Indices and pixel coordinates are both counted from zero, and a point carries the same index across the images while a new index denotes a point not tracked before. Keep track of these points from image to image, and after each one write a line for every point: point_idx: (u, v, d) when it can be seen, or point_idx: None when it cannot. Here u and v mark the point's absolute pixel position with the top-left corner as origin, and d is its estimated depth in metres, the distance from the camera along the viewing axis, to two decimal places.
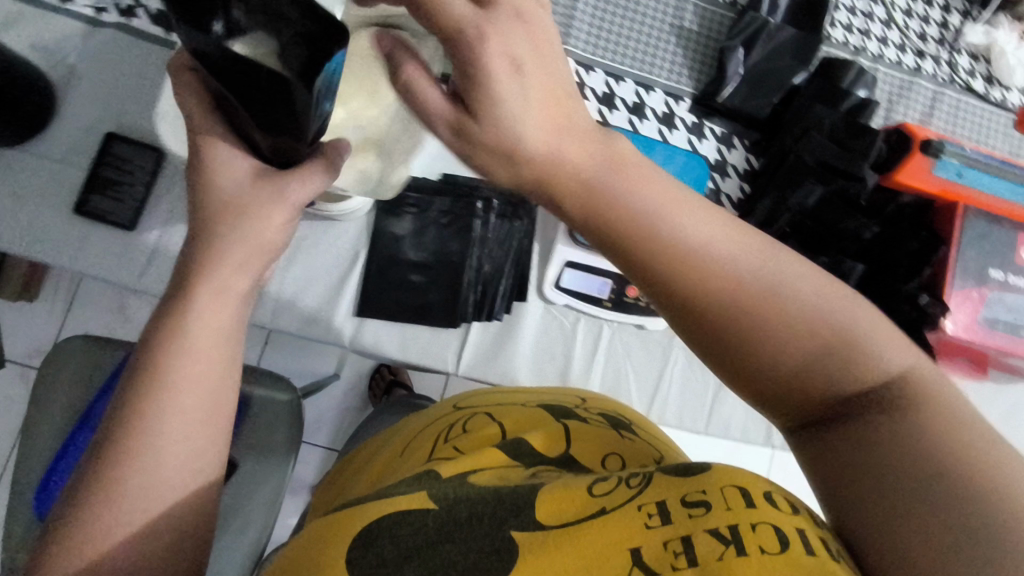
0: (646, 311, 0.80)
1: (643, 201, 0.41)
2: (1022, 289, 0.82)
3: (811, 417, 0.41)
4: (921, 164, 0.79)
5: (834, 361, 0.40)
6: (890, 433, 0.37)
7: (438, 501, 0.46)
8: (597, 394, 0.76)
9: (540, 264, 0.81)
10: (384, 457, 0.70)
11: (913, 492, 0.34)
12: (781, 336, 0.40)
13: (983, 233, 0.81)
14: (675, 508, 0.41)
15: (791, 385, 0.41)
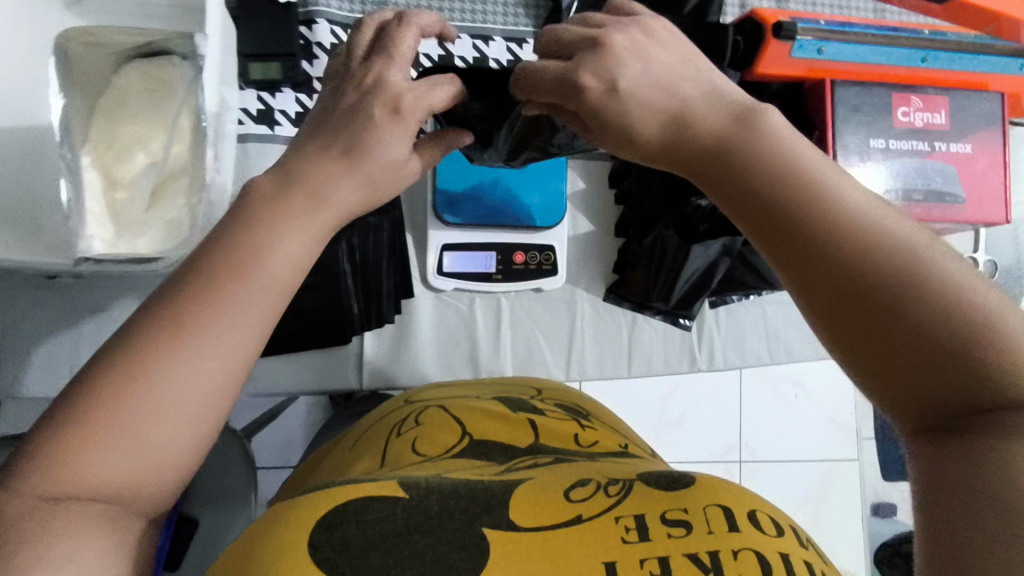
0: (538, 272, 0.77)
1: (800, 158, 0.33)
2: (906, 153, 0.78)
3: (929, 422, 0.30)
4: (778, 51, 0.73)
5: (977, 350, 0.28)
6: (995, 448, 0.27)
7: (409, 487, 0.41)
8: (550, 381, 0.75)
9: (419, 253, 0.77)
10: (333, 456, 0.64)
11: (992, 504, 0.26)
12: (913, 315, 0.29)
13: (854, 105, 0.77)
14: (653, 524, 0.40)
15: (917, 364, 0.29)
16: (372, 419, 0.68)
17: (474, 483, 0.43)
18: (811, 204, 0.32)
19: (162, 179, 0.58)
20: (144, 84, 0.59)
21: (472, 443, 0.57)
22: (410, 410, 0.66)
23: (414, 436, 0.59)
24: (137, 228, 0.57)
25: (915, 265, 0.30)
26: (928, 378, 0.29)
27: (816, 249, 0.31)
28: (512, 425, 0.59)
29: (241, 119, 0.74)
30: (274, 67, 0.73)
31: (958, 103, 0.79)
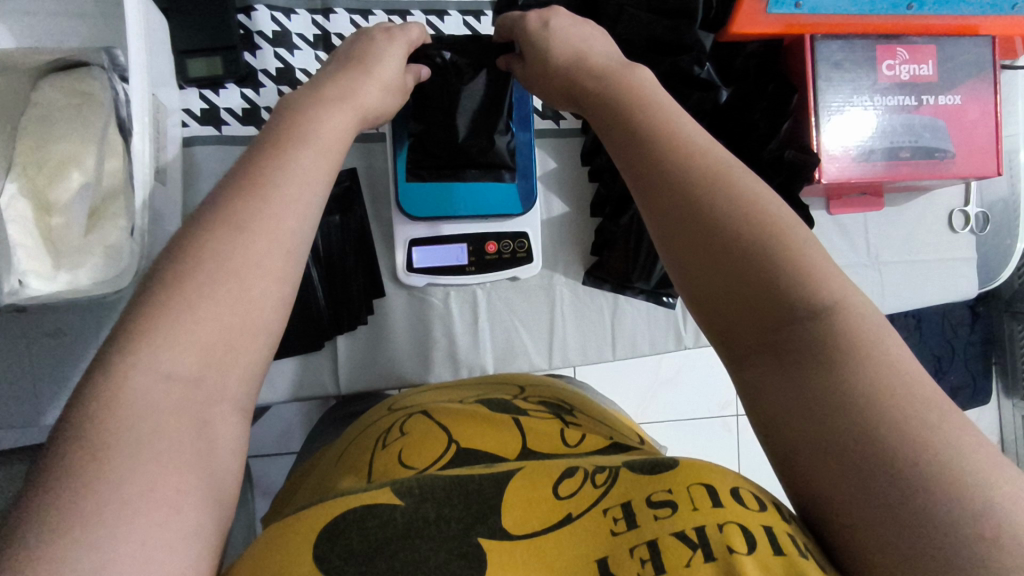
0: (513, 261, 0.74)
1: (656, 99, 0.41)
2: (893, 109, 0.74)
3: (749, 339, 0.32)
4: (752, 8, 0.69)
5: (775, 263, 0.32)
6: (806, 352, 0.30)
7: (405, 494, 0.38)
8: (534, 379, 0.73)
9: (387, 249, 0.74)
10: (317, 476, 0.61)
11: (817, 415, 0.28)
12: (727, 217, 0.34)
13: (837, 60, 0.72)
14: (640, 510, 0.36)
15: (730, 279, 0.33)
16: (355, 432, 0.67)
17: (461, 480, 0.39)
18: (663, 142, 0.37)
19: (100, 201, 0.55)
20: (67, 100, 0.55)
21: (458, 452, 0.55)
22: (391, 421, 0.64)
23: (399, 446, 0.57)
24: (76, 258, 0.54)
25: (734, 193, 0.34)
26: (742, 296, 0.32)
27: (658, 182, 0.36)
28: (498, 428, 0.58)
29: (185, 121, 0.70)
30: (217, 62, 0.69)
31: (946, 51, 0.75)
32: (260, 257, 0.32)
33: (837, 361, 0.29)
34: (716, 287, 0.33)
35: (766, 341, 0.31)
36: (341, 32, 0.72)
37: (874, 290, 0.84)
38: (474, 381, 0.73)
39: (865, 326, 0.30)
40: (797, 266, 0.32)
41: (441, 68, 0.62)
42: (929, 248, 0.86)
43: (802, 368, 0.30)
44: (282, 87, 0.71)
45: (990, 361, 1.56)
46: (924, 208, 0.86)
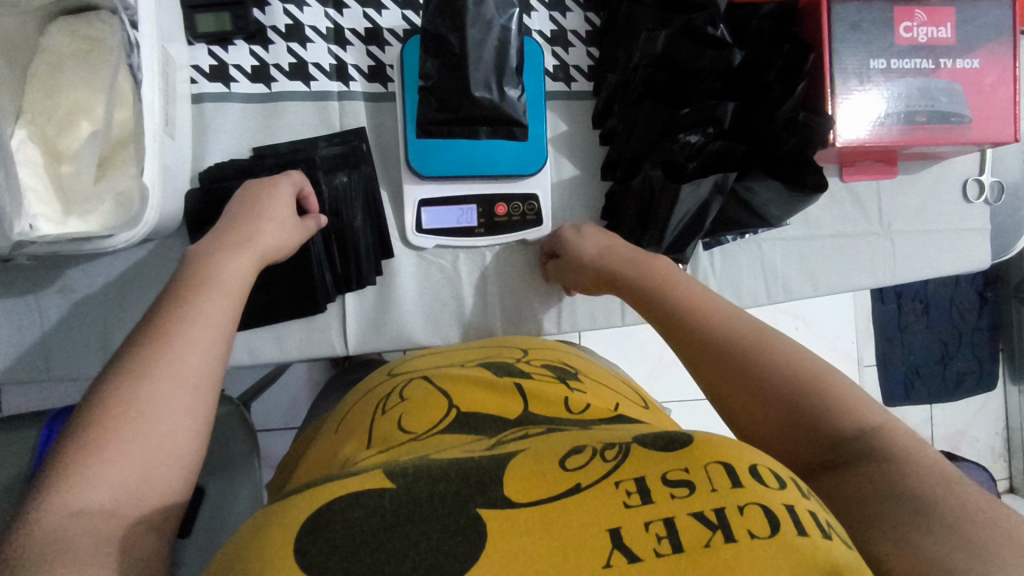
0: (523, 224, 0.73)
1: (685, 287, 0.55)
2: (910, 72, 0.73)
3: (810, 468, 0.41)
4: None
5: (821, 405, 0.42)
6: (850, 464, 0.38)
7: (397, 476, 0.36)
8: (542, 342, 0.73)
9: (395, 211, 0.73)
10: (319, 448, 0.61)
11: (874, 497, 0.35)
12: (766, 373, 0.44)
13: (853, 21, 0.71)
14: (655, 487, 0.35)
15: (780, 421, 0.42)
16: (355, 399, 0.67)
17: (462, 460, 0.38)
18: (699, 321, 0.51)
19: (109, 149, 0.55)
20: (75, 45, 0.55)
21: (458, 416, 0.55)
22: (390, 388, 0.63)
23: (398, 415, 0.56)
24: (87, 203, 0.54)
25: (765, 349, 0.46)
26: (795, 432, 0.42)
27: (703, 352, 0.49)
28: (499, 393, 0.58)
29: (193, 78, 0.69)
30: (225, 18, 0.68)
31: (965, 14, 0.73)
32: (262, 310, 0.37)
33: (873, 458, 0.37)
34: (769, 421, 0.43)
35: (822, 458, 0.40)
36: None
37: (885, 261, 0.83)
38: (472, 347, 0.72)
39: (901, 441, 0.38)
40: (830, 397, 0.42)
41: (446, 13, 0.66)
42: (941, 218, 0.85)
43: (852, 468, 0.38)
44: (291, 45, 0.71)
45: (996, 347, 1.54)
46: (938, 177, 0.85)
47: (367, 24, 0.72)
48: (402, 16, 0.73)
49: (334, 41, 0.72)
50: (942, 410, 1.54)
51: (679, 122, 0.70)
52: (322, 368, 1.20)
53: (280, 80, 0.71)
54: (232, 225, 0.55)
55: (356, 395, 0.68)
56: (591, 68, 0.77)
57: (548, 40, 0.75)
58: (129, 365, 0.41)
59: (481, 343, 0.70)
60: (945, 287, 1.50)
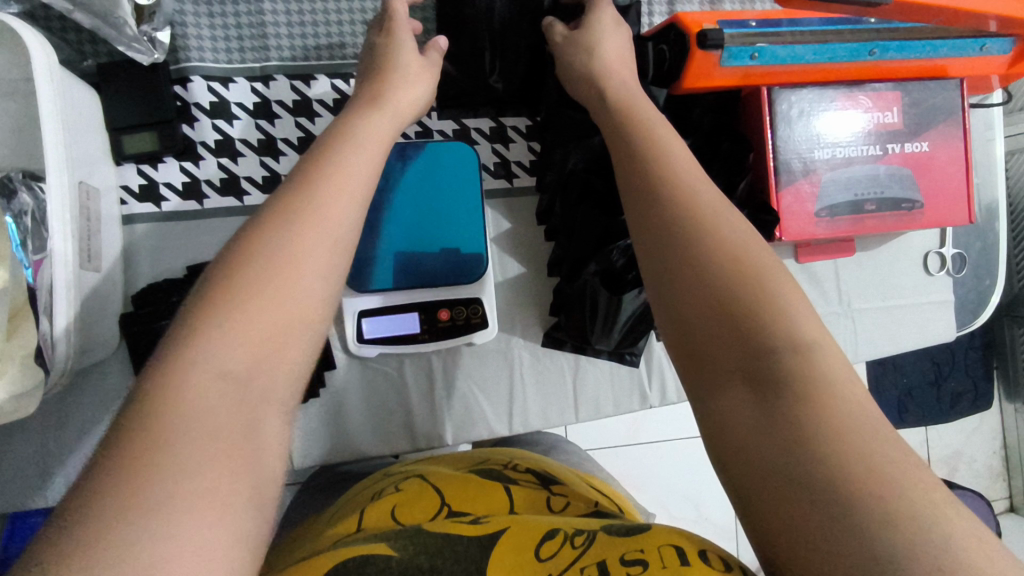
0: (467, 327, 0.71)
1: (705, 198, 0.41)
2: (855, 160, 0.71)
3: (732, 397, 0.35)
4: (704, 62, 0.66)
5: (774, 335, 0.35)
6: (790, 413, 0.32)
7: (399, 546, 0.46)
8: (521, 450, 0.75)
9: (337, 323, 0.72)
10: (301, 536, 0.61)
11: (801, 480, 0.30)
12: (721, 281, 0.37)
13: (795, 112, 0.70)
14: (615, 565, 0.43)
15: (724, 343, 0.36)
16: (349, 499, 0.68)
17: (455, 539, 0.48)
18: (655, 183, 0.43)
19: (16, 300, 0.52)
20: None
21: (450, 512, 0.56)
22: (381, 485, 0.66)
23: (393, 504, 0.58)
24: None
25: (722, 246, 0.39)
26: (741, 354, 0.35)
27: (651, 216, 0.41)
28: (486, 491, 0.60)
29: (122, 198, 0.68)
30: (154, 136, 0.67)
31: (911, 96, 0.72)
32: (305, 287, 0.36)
33: (809, 401, 0.32)
34: (695, 339, 0.37)
35: (752, 377, 0.34)
36: (282, 99, 0.70)
37: (847, 340, 0.82)
38: (469, 456, 0.73)
39: (862, 417, 0.32)
40: (776, 308, 0.36)
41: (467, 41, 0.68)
42: (904, 291, 0.83)
43: (783, 406, 0.32)
44: (222, 159, 0.69)
45: (990, 366, 1.52)
46: (898, 250, 0.83)
47: (300, 133, 0.71)
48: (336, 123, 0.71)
49: (267, 152, 0.70)
50: (937, 432, 1.51)
51: (616, 228, 0.68)
52: None
53: (212, 196, 0.69)
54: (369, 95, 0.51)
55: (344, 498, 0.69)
56: (533, 161, 0.76)
57: (487, 138, 0.74)
58: (231, 247, 0.37)
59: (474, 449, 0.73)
60: None
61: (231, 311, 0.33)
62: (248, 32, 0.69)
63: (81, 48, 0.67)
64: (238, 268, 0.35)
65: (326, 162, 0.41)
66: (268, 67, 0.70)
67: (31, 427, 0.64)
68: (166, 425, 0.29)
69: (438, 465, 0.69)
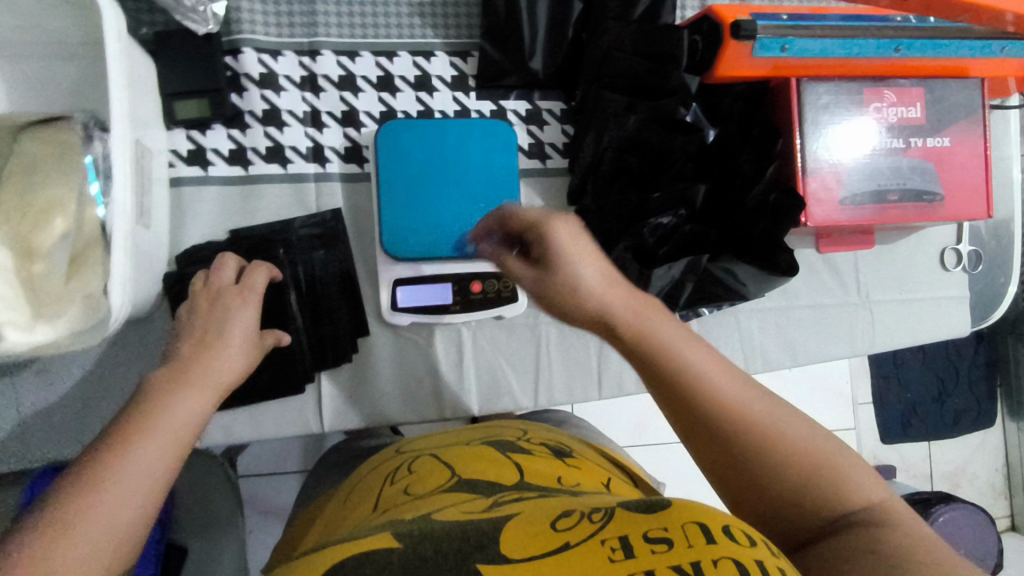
0: (498, 301, 0.74)
1: (687, 344, 0.47)
2: (880, 152, 0.73)
3: (802, 541, 0.42)
4: (737, 52, 0.69)
5: (798, 474, 0.43)
6: (857, 538, 0.39)
7: (404, 537, 0.42)
8: (534, 423, 0.76)
9: (371, 292, 0.74)
10: (328, 519, 0.66)
11: (878, 570, 0.36)
12: (749, 438, 0.44)
13: (822, 104, 0.72)
14: (636, 542, 0.40)
15: (773, 493, 0.43)
16: (365, 475, 0.71)
17: (466, 523, 0.44)
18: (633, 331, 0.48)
19: (80, 248, 0.56)
20: (48, 149, 0.57)
21: (461, 484, 0.57)
22: (398, 464, 0.68)
23: (406, 486, 0.60)
24: (58, 304, 0.55)
25: (716, 391, 0.45)
26: (793, 501, 0.42)
27: (650, 371, 0.47)
28: (498, 466, 0.60)
29: (171, 161, 0.70)
30: (204, 104, 0.69)
31: (934, 94, 0.74)
32: (176, 427, 0.46)
33: (859, 529, 0.40)
34: (751, 487, 0.44)
35: (817, 530, 0.42)
36: (328, 73, 0.72)
37: (864, 331, 0.84)
38: (477, 429, 0.74)
39: (898, 519, 0.40)
40: (784, 446, 0.43)
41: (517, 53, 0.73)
42: (920, 286, 0.85)
43: (844, 537, 0.40)
44: (268, 129, 0.72)
45: (994, 384, 1.53)
46: (915, 245, 0.85)
47: (344, 106, 0.73)
48: (379, 99, 0.74)
49: (312, 124, 0.73)
50: (940, 448, 1.52)
51: (650, 206, 0.70)
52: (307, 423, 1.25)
53: (257, 163, 0.72)
54: (218, 292, 0.60)
55: (364, 470, 0.73)
56: (566, 144, 0.78)
57: (522, 119, 0.76)
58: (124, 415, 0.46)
59: (477, 424, 0.73)
60: None
61: (138, 446, 0.43)
62: (299, 8, 0.72)
63: (139, 15, 0.70)
64: (140, 426, 0.44)
65: (215, 357, 0.53)
66: (315, 43, 0.72)
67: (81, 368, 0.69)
68: (91, 504, 0.39)
69: (450, 443, 0.70)
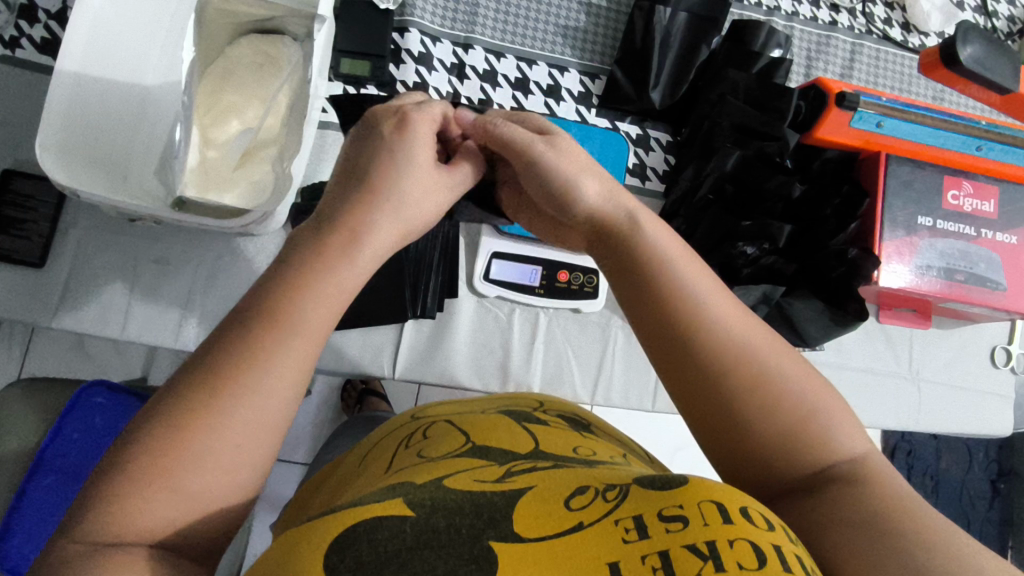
0: (580, 294, 0.80)
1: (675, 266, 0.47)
2: (954, 235, 0.80)
3: (782, 488, 0.42)
4: (838, 118, 0.77)
5: (784, 416, 0.42)
6: (844, 498, 0.39)
7: (418, 505, 0.38)
8: (552, 398, 0.72)
9: (468, 258, 0.80)
10: (340, 474, 0.62)
11: (870, 546, 0.36)
12: (734, 372, 0.43)
13: (907, 180, 0.79)
14: (652, 521, 0.36)
15: (760, 435, 0.42)
16: (377, 438, 0.67)
17: (479, 495, 0.40)
18: (638, 263, 0.47)
19: (255, 145, 0.65)
20: (254, 58, 0.67)
21: (473, 447, 0.54)
22: (414, 429, 0.64)
23: (418, 449, 0.57)
24: (240, 177, 0.64)
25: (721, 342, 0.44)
26: (777, 447, 0.42)
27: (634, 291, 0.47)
28: (512, 432, 0.56)
29: (325, 107, 0.79)
30: (362, 64, 0.78)
31: (1008, 195, 0.82)
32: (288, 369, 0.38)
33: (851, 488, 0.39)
34: (729, 430, 0.43)
35: (796, 483, 0.42)
36: (475, 65, 0.82)
37: (911, 406, 0.87)
38: (491, 399, 0.72)
39: (883, 476, 0.41)
40: (772, 384, 0.43)
41: (640, 96, 0.82)
42: (968, 378, 0.89)
43: (820, 494, 0.40)
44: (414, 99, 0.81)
45: (1006, 545, 1.45)
46: (968, 338, 0.90)
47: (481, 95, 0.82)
48: (513, 96, 0.83)
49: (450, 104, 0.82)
50: None
51: (739, 232, 0.79)
52: (330, 412, 1.29)
53: None
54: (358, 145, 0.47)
55: (375, 435, 0.69)
56: (665, 171, 0.86)
57: (632, 141, 0.86)
58: (258, 309, 0.39)
59: (500, 394, 0.71)
60: (957, 468, 1.46)
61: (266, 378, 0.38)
62: (464, 7, 0.83)
63: None
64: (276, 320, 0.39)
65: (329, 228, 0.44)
66: (470, 38, 0.83)
67: (198, 263, 0.76)
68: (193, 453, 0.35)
69: (466, 410, 0.67)
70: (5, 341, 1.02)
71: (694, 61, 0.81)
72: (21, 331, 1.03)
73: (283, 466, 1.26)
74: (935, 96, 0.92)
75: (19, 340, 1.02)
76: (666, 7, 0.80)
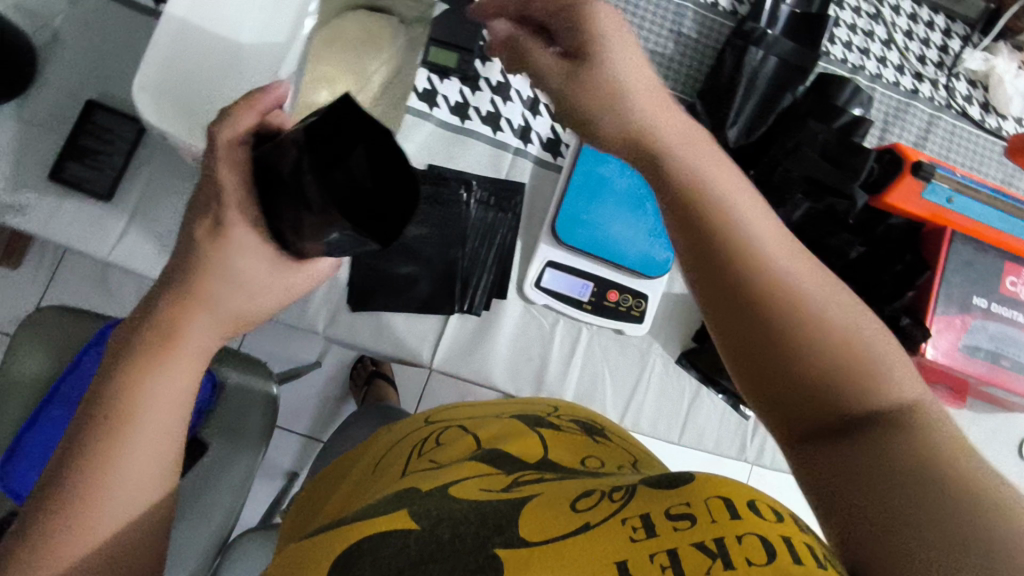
0: (626, 316, 0.80)
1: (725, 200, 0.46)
2: (1007, 319, 0.80)
3: (818, 433, 0.38)
4: (911, 187, 0.77)
5: (842, 360, 0.39)
6: (889, 448, 0.35)
7: (422, 517, 0.39)
8: (568, 403, 0.72)
9: (521, 263, 0.80)
10: (353, 476, 0.62)
11: (908, 489, 0.32)
12: (789, 301, 0.41)
13: (969, 260, 0.79)
14: (660, 521, 0.35)
15: (805, 378, 0.39)
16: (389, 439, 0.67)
17: (485, 504, 0.40)
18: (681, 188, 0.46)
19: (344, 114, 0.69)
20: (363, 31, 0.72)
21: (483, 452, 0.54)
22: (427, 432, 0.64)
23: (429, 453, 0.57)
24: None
25: (790, 283, 0.42)
26: (823, 392, 0.39)
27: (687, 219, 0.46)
28: (523, 437, 0.56)
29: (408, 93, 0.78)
30: (451, 56, 0.77)
31: None
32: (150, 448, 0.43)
33: (898, 439, 0.35)
34: (774, 362, 0.40)
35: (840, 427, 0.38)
36: None
37: None
38: (516, 402, 0.71)
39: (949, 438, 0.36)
40: (833, 325, 0.40)
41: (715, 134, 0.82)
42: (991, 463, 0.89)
43: (860, 438, 0.36)
44: (495, 97, 0.81)
45: None
46: (998, 424, 0.89)
47: None
48: None
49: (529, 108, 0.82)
50: None
51: None
52: (338, 388, 1.30)
53: (474, 120, 0.80)
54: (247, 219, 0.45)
55: (391, 435, 0.68)
56: None
57: None
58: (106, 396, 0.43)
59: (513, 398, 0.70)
60: None
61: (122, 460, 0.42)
62: None
63: None
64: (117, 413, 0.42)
65: None
66: None
67: None
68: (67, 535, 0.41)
69: (480, 412, 0.67)
70: (33, 264, 1.05)
71: (774, 107, 0.82)
72: (50, 256, 1.05)
73: (283, 435, 1.26)
74: (1004, 180, 0.92)
75: (47, 265, 1.05)
76: (758, 49, 0.80)
